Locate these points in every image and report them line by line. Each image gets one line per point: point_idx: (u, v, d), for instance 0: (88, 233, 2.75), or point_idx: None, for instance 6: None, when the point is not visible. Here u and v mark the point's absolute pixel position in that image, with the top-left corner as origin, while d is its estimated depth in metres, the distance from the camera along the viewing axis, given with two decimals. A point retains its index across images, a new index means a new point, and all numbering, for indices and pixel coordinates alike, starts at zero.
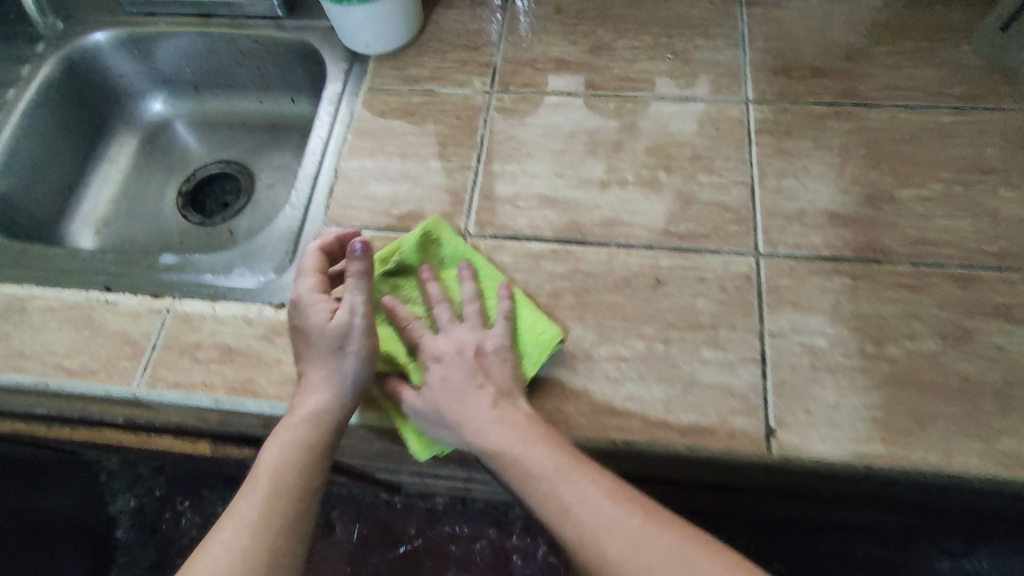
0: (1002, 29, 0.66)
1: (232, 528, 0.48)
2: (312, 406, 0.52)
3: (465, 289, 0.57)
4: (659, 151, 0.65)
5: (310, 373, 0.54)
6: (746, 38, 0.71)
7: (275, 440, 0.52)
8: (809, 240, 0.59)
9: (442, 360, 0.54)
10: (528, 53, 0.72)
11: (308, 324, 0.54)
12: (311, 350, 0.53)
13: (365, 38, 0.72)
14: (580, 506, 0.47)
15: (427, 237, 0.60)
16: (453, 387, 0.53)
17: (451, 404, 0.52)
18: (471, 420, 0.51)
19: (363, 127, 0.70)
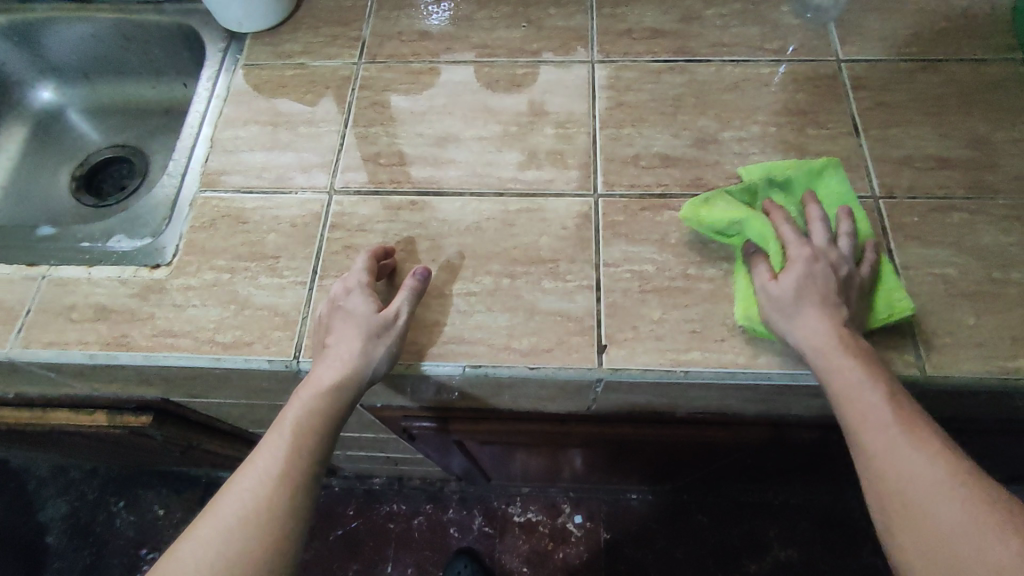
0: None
1: (248, 482, 0.50)
2: (337, 375, 0.54)
3: (840, 224, 0.57)
4: (511, 109, 0.71)
5: (333, 348, 0.55)
6: (594, 7, 0.78)
7: (295, 402, 0.54)
8: (642, 180, 0.65)
9: (802, 259, 0.53)
10: (395, 27, 0.78)
11: (351, 313, 0.55)
12: (346, 331, 0.55)
13: (237, 16, 0.76)
14: (864, 404, 0.47)
15: (817, 173, 0.61)
16: (807, 287, 0.52)
17: (812, 299, 0.51)
18: (815, 322, 0.51)
19: (239, 100, 0.74)
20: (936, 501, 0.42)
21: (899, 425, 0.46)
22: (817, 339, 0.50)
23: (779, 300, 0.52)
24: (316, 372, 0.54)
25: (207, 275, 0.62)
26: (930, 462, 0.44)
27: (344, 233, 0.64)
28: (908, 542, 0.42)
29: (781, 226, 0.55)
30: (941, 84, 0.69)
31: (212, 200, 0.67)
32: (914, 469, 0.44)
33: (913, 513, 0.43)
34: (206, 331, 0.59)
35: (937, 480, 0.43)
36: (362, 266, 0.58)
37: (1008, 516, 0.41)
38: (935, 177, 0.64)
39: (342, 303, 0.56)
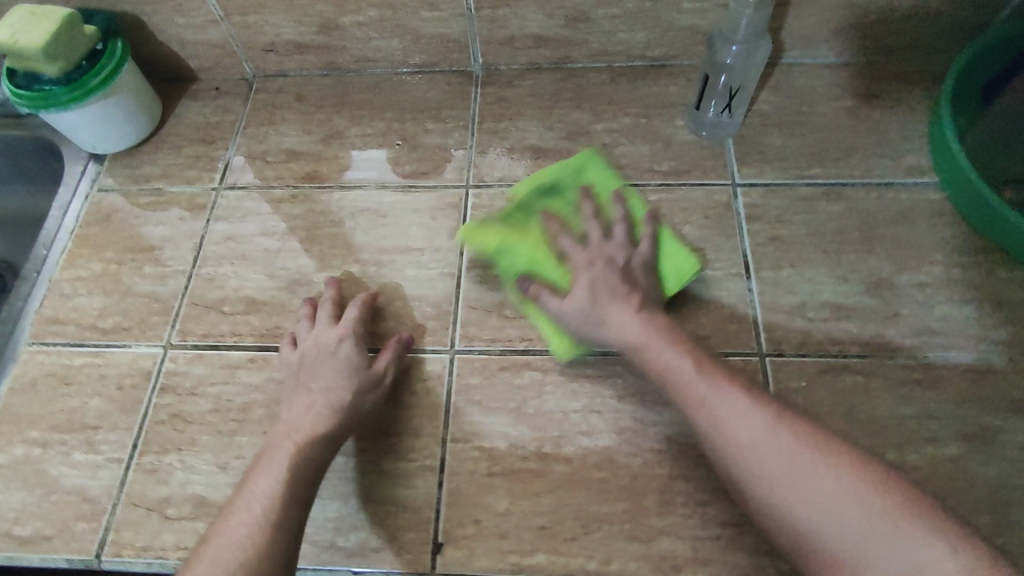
0: (696, 109, 0.68)
1: (249, 505, 0.46)
2: (327, 419, 0.51)
3: (613, 209, 0.59)
4: (372, 245, 0.64)
5: (322, 397, 0.52)
6: (475, 120, 0.71)
7: (281, 449, 0.49)
8: (504, 332, 0.59)
9: (587, 269, 0.54)
10: (262, 145, 0.72)
11: (341, 361, 0.54)
12: (336, 376, 0.53)
13: (89, 140, 0.70)
14: (670, 367, 0.49)
15: (579, 167, 0.63)
16: (611, 289, 0.53)
17: (611, 305, 0.52)
18: (623, 320, 0.52)
19: (86, 233, 0.69)
20: (781, 456, 0.42)
21: (716, 390, 0.46)
22: (632, 333, 0.51)
23: (570, 312, 0.54)
24: (300, 420, 0.51)
25: (17, 450, 0.57)
26: (749, 412, 0.44)
27: (172, 398, 0.58)
28: (768, 494, 0.41)
29: (558, 238, 0.57)
30: (845, 212, 0.62)
31: (37, 355, 0.61)
32: (733, 433, 0.44)
33: (745, 455, 0.43)
34: (7, 522, 0.54)
35: (758, 430, 0.43)
36: (355, 315, 0.58)
37: (838, 448, 0.42)
38: (828, 331, 0.57)
39: (335, 347, 0.55)
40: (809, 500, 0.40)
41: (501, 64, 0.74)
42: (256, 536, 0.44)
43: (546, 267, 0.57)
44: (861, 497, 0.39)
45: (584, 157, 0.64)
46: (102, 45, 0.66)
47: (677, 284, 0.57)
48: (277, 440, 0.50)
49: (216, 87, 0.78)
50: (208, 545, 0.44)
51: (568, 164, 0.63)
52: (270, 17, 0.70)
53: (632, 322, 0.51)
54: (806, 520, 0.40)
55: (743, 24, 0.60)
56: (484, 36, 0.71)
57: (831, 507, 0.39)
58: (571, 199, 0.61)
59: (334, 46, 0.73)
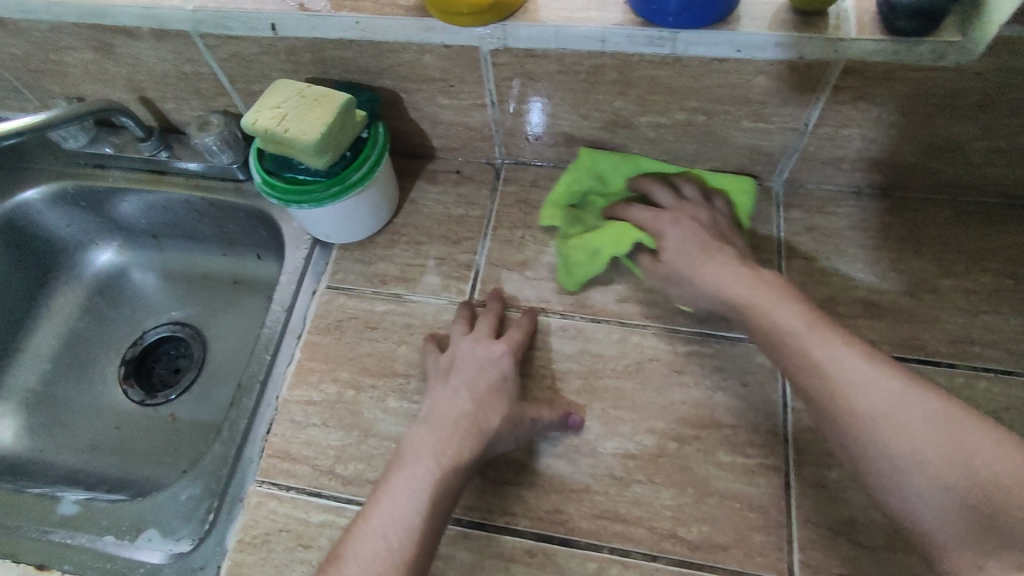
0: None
1: (380, 522, 0.43)
2: (469, 442, 0.47)
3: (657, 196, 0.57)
4: (669, 412, 0.52)
5: (470, 413, 0.49)
6: (781, 255, 0.59)
7: (423, 462, 0.46)
8: (861, 568, 0.46)
9: (676, 227, 0.53)
10: (517, 254, 0.61)
11: (497, 378, 0.51)
12: (488, 400, 0.50)
13: (326, 230, 0.61)
14: (781, 326, 0.45)
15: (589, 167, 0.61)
16: (702, 241, 0.52)
17: (704, 257, 0.51)
18: (724, 270, 0.49)
19: (315, 341, 0.59)
20: (922, 444, 0.37)
21: (828, 352, 0.42)
22: (727, 289, 0.49)
23: (666, 274, 0.53)
24: (444, 441, 0.47)
25: None
26: (869, 373, 0.40)
27: None
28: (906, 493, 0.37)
29: (629, 212, 0.56)
30: None
31: (268, 501, 0.52)
32: (867, 383, 0.40)
33: (874, 415, 0.39)
34: None
35: (891, 392, 0.39)
36: (517, 336, 0.54)
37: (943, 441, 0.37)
38: None
39: (492, 361, 0.52)
40: (899, 441, 0.38)
41: (811, 181, 0.61)
42: (395, 565, 0.42)
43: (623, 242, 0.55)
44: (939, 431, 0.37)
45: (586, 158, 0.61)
46: (366, 132, 0.56)
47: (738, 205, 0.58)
48: (417, 447, 0.47)
49: (456, 170, 0.67)
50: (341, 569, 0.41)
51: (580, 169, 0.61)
52: (552, 108, 0.58)
53: (742, 286, 0.48)
54: (911, 497, 0.37)
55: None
56: (808, 152, 0.57)
57: (915, 443, 0.37)
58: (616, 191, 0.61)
59: (612, 143, 0.61)
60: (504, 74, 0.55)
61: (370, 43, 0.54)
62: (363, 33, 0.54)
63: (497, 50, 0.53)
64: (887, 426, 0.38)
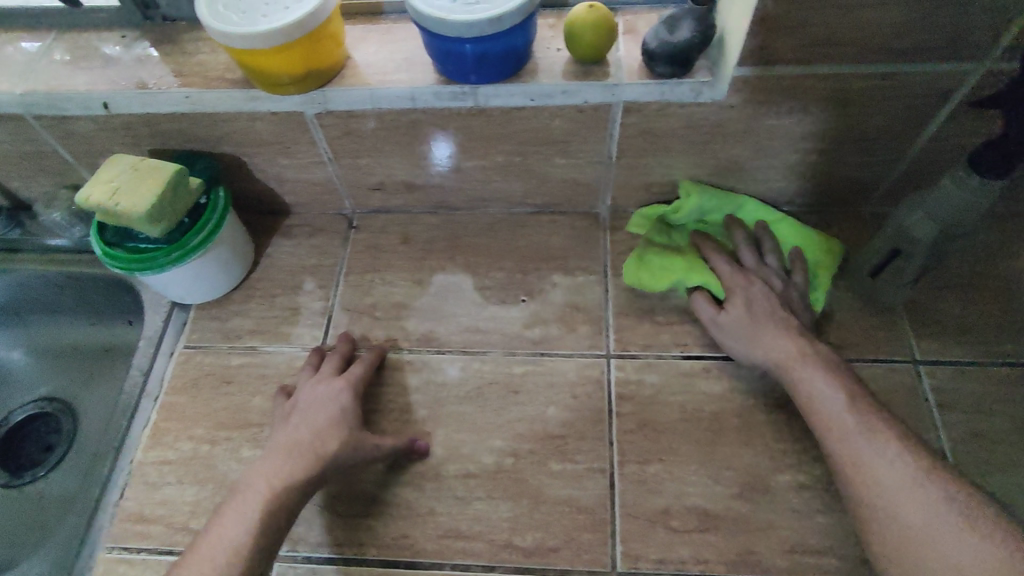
0: (871, 275, 0.60)
1: (209, 551, 0.45)
2: (304, 468, 0.50)
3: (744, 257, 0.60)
4: (506, 429, 0.56)
5: (307, 442, 0.51)
6: (608, 273, 0.64)
7: (256, 490, 0.48)
8: (675, 552, 0.51)
9: (741, 293, 0.57)
10: (367, 298, 0.65)
11: (337, 409, 0.53)
12: (327, 428, 0.52)
13: (178, 293, 0.63)
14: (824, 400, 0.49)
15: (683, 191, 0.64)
16: (765, 311, 0.56)
17: (757, 332, 0.55)
18: (779, 342, 0.54)
19: (170, 401, 0.60)
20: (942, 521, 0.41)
21: (864, 416, 0.47)
22: (782, 356, 0.53)
23: (727, 327, 0.57)
24: (277, 468, 0.49)
25: None
26: (881, 450, 0.45)
27: None
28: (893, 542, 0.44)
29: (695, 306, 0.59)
30: None
31: (120, 567, 0.52)
32: (929, 479, 0.43)
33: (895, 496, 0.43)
34: None
35: (900, 468, 0.44)
36: (360, 370, 0.57)
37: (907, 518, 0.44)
38: None
39: (332, 396, 0.54)
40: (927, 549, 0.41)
41: (631, 205, 0.67)
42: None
43: (690, 277, 0.60)
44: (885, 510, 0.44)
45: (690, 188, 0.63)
46: (206, 198, 0.58)
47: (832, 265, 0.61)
48: (254, 479, 0.49)
49: (310, 223, 0.70)
50: None
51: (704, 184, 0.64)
52: (384, 160, 0.63)
53: (797, 350, 0.53)
54: None
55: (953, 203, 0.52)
56: (619, 181, 0.64)
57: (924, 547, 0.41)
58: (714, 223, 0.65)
59: (448, 187, 0.66)
60: (332, 132, 0.59)
61: (201, 114, 0.58)
62: (194, 106, 0.57)
63: (321, 112, 0.57)
64: (919, 527, 0.42)
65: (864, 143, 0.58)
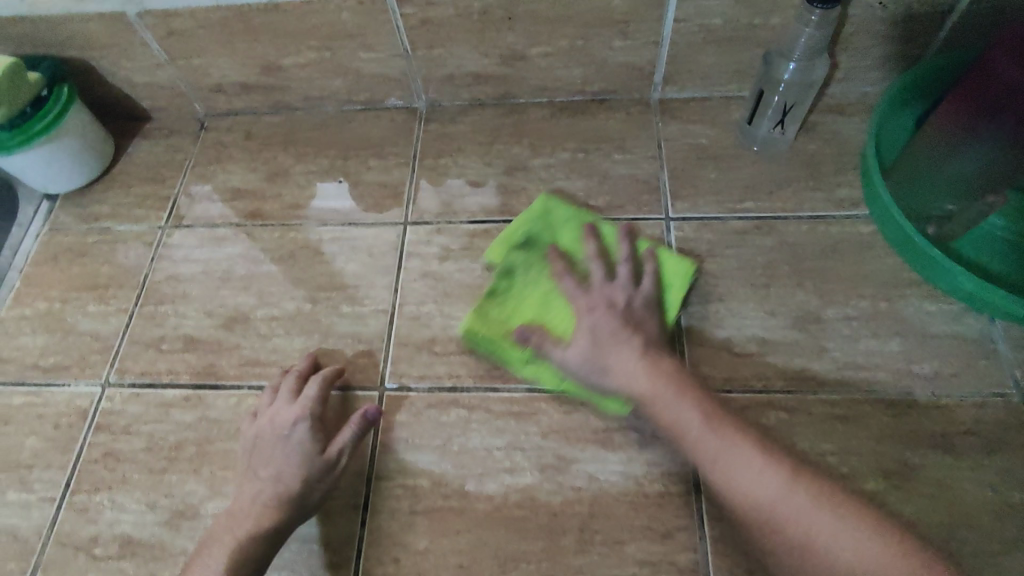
0: (749, 123, 0.70)
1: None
2: (273, 511, 0.51)
3: (589, 246, 0.61)
4: (311, 282, 0.66)
5: (269, 487, 0.52)
6: (417, 158, 0.73)
7: (232, 533, 0.50)
8: (433, 370, 0.60)
9: (596, 311, 0.55)
10: (208, 184, 0.74)
11: (288, 448, 0.53)
12: (271, 478, 0.52)
13: (40, 181, 0.72)
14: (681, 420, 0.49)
15: (545, 211, 0.65)
16: (608, 333, 0.54)
17: (608, 353, 0.53)
18: (626, 359, 0.52)
19: (33, 272, 0.70)
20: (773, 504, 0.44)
21: (721, 438, 0.48)
22: (636, 383, 0.51)
23: (591, 366, 0.53)
24: (260, 508, 0.51)
25: None
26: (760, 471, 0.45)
27: (106, 437, 0.59)
28: (774, 540, 0.44)
29: (562, 280, 0.58)
30: (772, 248, 0.63)
31: None
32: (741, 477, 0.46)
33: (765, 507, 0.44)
34: None
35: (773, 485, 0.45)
36: (313, 393, 0.56)
37: (845, 501, 0.43)
38: (753, 365, 0.57)
39: (288, 426, 0.54)
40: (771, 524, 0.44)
41: (444, 100, 0.76)
42: None
43: (545, 315, 0.58)
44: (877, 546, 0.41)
45: (541, 205, 0.66)
46: (48, 91, 0.68)
47: (685, 286, 0.60)
48: (231, 519, 0.51)
49: (168, 126, 0.79)
50: None
51: (534, 211, 0.65)
52: (215, 60, 0.72)
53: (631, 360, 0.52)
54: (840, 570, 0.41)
55: (802, 42, 0.61)
56: (423, 75, 0.73)
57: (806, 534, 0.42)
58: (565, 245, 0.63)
59: (279, 86, 0.75)
60: (159, 33, 0.68)
61: (40, 18, 0.66)
62: (32, 10, 0.66)
63: (142, 13, 0.66)
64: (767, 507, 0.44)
65: (619, 26, 0.66)
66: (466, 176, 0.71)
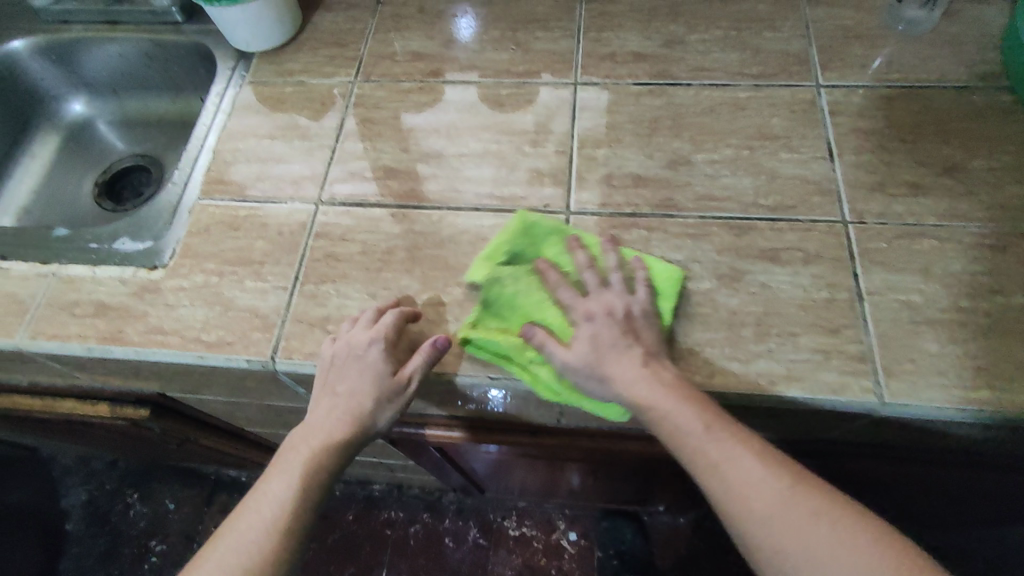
0: (898, 3, 0.77)
1: (277, 490, 0.57)
2: (344, 428, 0.58)
3: (577, 256, 0.61)
4: (494, 128, 0.74)
5: (341, 403, 0.58)
6: (580, 31, 0.80)
7: (308, 445, 0.58)
8: (613, 199, 0.67)
9: (594, 318, 0.56)
10: (390, 48, 0.81)
11: (366, 368, 0.58)
12: (346, 396, 0.58)
13: (244, 37, 0.81)
14: (680, 423, 0.52)
15: (523, 228, 0.64)
16: (607, 342, 0.55)
17: (613, 362, 0.55)
18: (623, 368, 0.54)
19: (240, 115, 0.79)
20: (756, 497, 0.50)
21: (686, 418, 0.52)
22: (637, 390, 0.53)
23: (578, 370, 0.55)
24: (336, 424, 0.58)
25: (198, 277, 0.67)
26: (762, 477, 0.50)
27: (326, 242, 0.67)
28: (757, 537, 0.49)
29: (557, 292, 0.59)
30: (918, 111, 0.70)
31: (209, 208, 0.71)
32: (748, 485, 0.50)
33: (756, 506, 0.49)
34: (193, 330, 0.64)
35: (753, 472, 0.50)
36: (389, 321, 0.59)
37: (853, 513, 0.49)
38: (905, 204, 0.64)
39: (364, 347, 0.58)
40: (748, 503, 0.50)
41: None
42: (268, 532, 0.55)
43: (544, 313, 0.59)
44: (850, 546, 0.47)
45: (519, 220, 0.65)
46: None
47: (674, 292, 0.60)
48: (308, 429, 0.59)
49: (345, 1, 0.87)
50: (249, 513, 0.56)
51: (515, 226, 0.64)
52: None
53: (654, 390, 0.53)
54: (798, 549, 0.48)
55: None
56: None
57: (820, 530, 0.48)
58: (545, 249, 0.64)
59: None
60: None
61: None
62: None
63: None
64: (764, 501, 0.49)
65: None
66: (628, 45, 0.79)
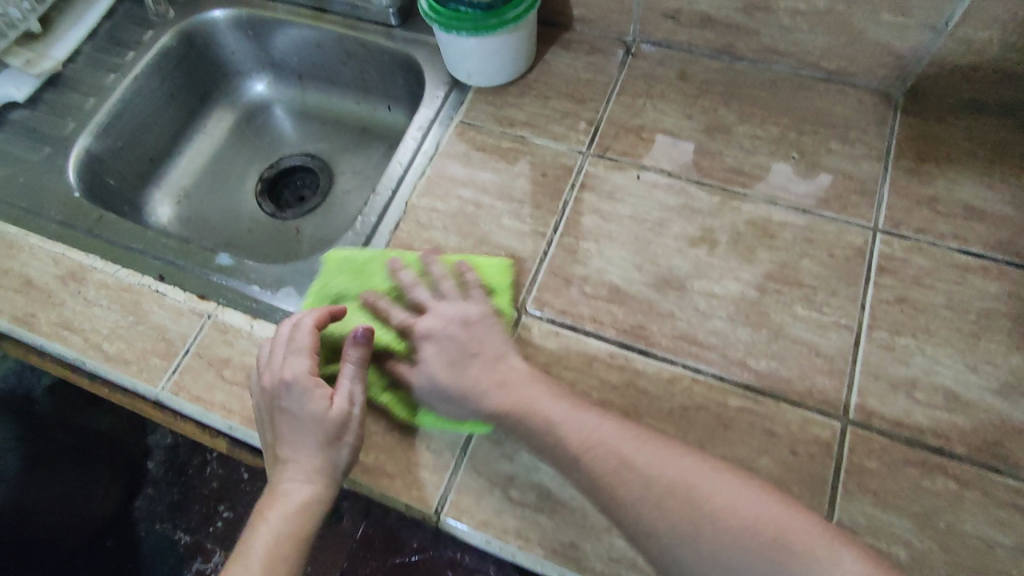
0: None
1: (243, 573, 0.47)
2: (308, 488, 0.49)
3: (465, 257, 0.58)
4: (759, 266, 0.57)
5: (289, 463, 0.49)
6: (891, 154, 0.61)
7: (269, 517, 0.49)
8: (914, 420, 0.50)
9: (436, 336, 0.53)
10: (637, 119, 0.66)
11: (302, 409, 0.49)
12: (287, 448, 0.49)
13: (468, 70, 0.67)
14: (574, 436, 0.47)
15: (413, 241, 0.61)
16: (495, 282, 0.52)
17: (487, 293, 0.52)
18: (506, 381, 0.51)
19: (444, 164, 0.66)
20: (670, 469, 0.44)
21: (591, 421, 0.48)
22: (587, 433, 0.47)
23: (437, 391, 0.52)
24: (291, 485, 0.49)
25: None
26: (640, 440, 0.46)
27: None
28: (690, 518, 0.42)
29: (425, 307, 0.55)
30: None
31: None
32: (667, 462, 0.45)
33: (671, 492, 0.43)
34: None
35: (656, 451, 0.46)
36: (305, 339, 0.51)
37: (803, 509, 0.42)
38: None
39: (285, 385, 0.50)
40: (685, 488, 0.43)
41: (932, 93, 0.63)
42: None
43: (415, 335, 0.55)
44: (771, 509, 0.42)
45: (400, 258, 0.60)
46: None
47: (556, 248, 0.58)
48: (267, 497, 0.50)
49: (590, 42, 0.72)
50: None
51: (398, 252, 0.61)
52: None
53: (557, 405, 0.49)
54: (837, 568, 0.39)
55: None
56: (936, 57, 0.60)
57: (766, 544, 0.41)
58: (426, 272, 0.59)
59: (746, 30, 0.65)
60: None
61: None
62: None
63: None
64: (686, 483, 0.44)
65: None
66: (958, 188, 0.59)
